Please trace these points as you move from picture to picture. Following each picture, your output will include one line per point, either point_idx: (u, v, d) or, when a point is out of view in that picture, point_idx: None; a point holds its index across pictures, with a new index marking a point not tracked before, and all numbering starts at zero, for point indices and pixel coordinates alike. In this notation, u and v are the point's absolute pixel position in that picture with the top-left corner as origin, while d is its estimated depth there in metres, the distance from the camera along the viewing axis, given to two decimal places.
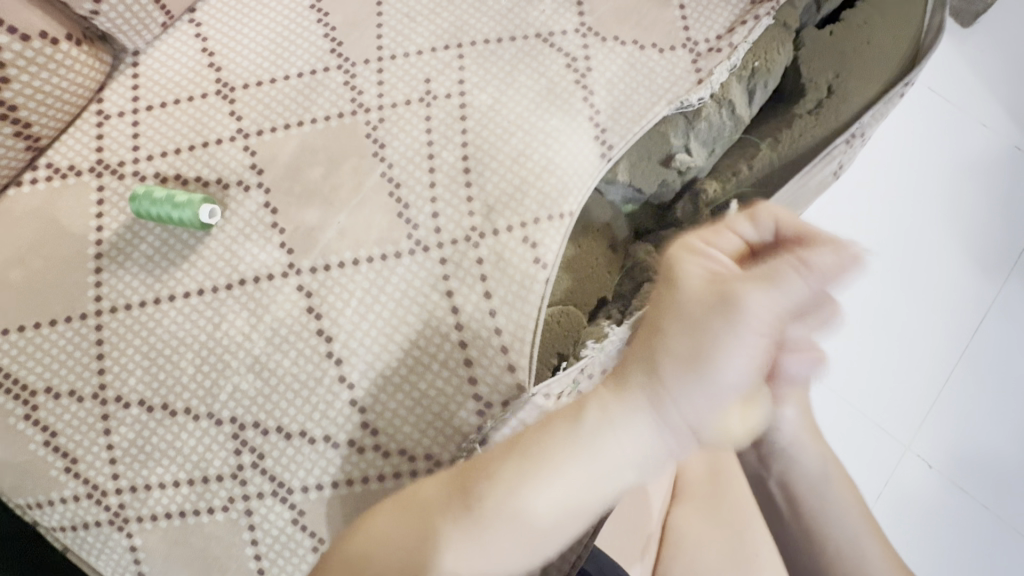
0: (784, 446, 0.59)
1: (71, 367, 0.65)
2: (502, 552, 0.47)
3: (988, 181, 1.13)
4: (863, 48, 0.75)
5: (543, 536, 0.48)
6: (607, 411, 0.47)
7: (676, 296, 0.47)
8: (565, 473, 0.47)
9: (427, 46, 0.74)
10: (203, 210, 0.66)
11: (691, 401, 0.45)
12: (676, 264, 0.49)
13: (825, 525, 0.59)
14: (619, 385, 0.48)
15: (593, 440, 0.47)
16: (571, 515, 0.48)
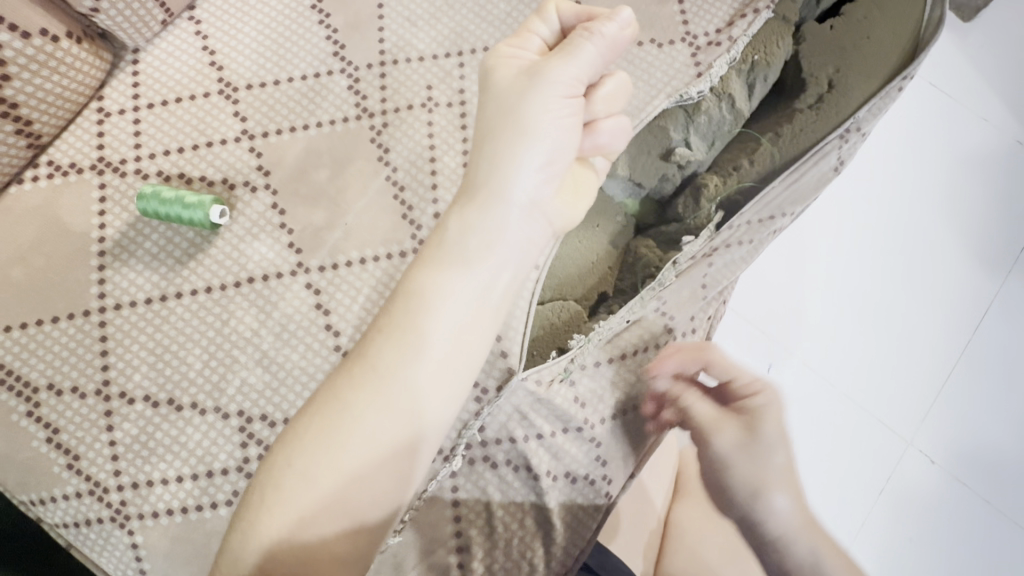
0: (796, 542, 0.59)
1: (73, 364, 0.65)
2: (424, 389, 0.51)
3: (989, 177, 1.13)
4: (862, 43, 0.74)
5: (443, 378, 0.52)
6: (471, 223, 0.54)
7: (499, 103, 0.53)
8: (457, 287, 0.52)
9: (429, 53, 0.74)
10: (214, 211, 0.66)
11: (529, 175, 0.53)
12: (495, 73, 0.54)
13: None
14: (460, 209, 0.54)
15: (463, 242, 0.54)
16: (484, 319, 0.53)
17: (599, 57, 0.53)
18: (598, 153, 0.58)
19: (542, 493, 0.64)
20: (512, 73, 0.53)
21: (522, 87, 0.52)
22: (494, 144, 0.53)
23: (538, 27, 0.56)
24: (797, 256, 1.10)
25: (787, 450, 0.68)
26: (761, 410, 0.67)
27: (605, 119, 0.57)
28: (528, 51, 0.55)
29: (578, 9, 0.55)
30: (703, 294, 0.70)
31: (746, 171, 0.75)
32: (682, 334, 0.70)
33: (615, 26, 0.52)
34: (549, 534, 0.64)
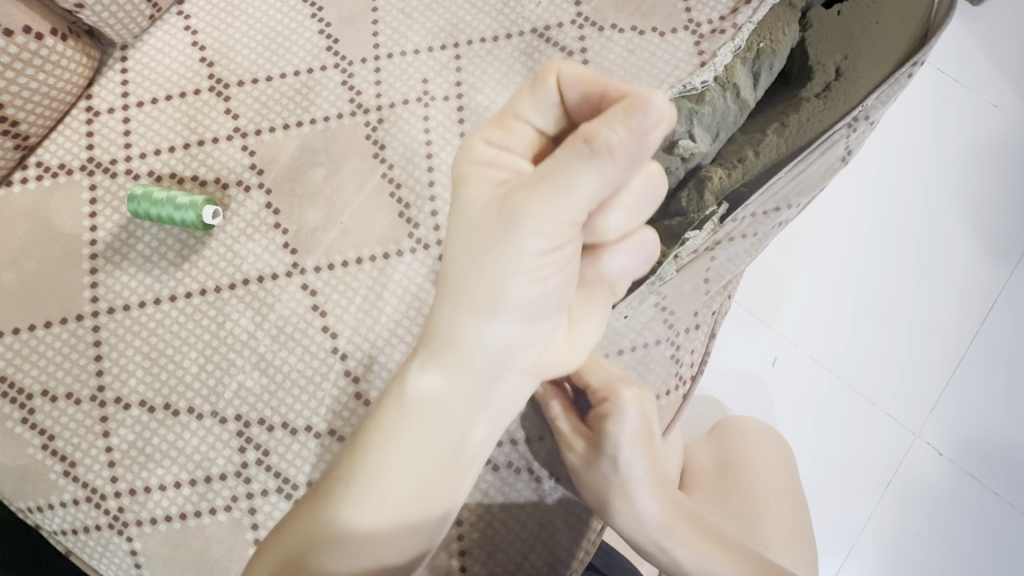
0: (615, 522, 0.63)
1: (68, 369, 0.64)
2: (387, 540, 0.48)
3: (999, 163, 1.11)
4: (872, 28, 0.72)
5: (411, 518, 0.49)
6: (440, 375, 0.47)
7: (467, 242, 0.42)
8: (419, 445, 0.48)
9: (424, 46, 0.72)
10: (207, 212, 0.64)
11: (503, 330, 0.44)
12: (466, 193, 0.41)
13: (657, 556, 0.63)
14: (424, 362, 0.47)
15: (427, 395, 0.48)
16: (454, 463, 0.50)
17: (604, 185, 0.37)
18: (608, 279, 0.48)
19: (545, 494, 0.65)
20: (491, 195, 0.40)
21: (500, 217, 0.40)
22: (460, 291, 0.43)
23: (532, 99, 0.41)
24: (804, 247, 1.08)
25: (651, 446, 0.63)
26: (605, 421, 0.62)
27: (617, 243, 0.45)
28: (520, 155, 0.41)
29: (585, 86, 0.40)
30: (705, 288, 0.70)
31: (752, 164, 0.72)
32: (683, 330, 0.69)
33: (632, 138, 0.35)
34: (553, 535, 0.64)
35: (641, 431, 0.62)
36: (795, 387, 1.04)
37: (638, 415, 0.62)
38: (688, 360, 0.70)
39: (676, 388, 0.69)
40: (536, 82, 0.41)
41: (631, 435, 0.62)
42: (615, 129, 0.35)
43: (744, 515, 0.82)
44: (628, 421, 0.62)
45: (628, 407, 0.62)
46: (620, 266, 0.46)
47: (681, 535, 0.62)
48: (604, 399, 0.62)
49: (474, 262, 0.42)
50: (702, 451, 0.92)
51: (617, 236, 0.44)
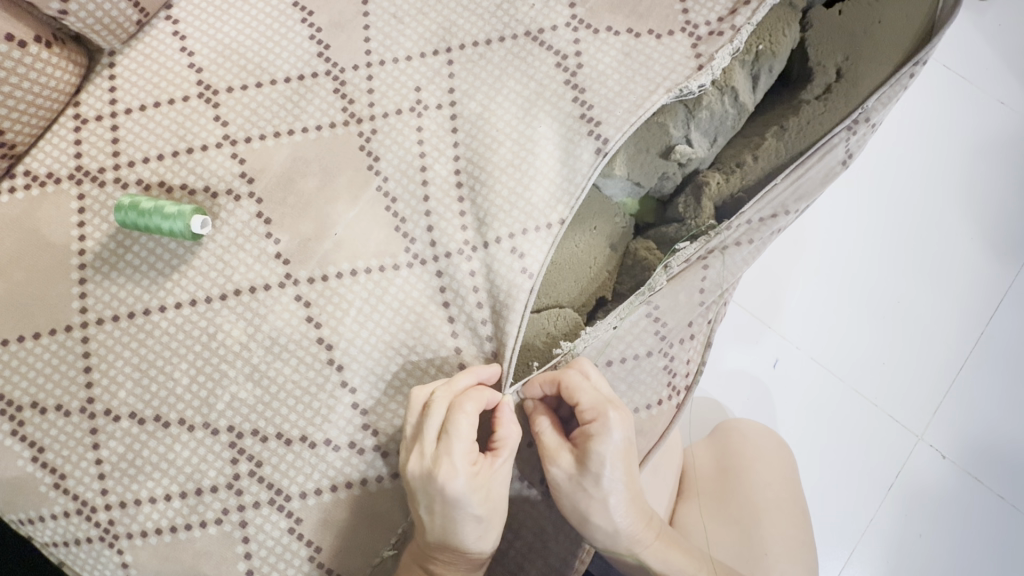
0: (602, 535, 0.61)
1: (56, 381, 0.63)
2: (450, 526, 0.57)
3: (1006, 164, 1.09)
4: (875, 28, 0.70)
5: (450, 513, 0.56)
6: (433, 526, 0.58)
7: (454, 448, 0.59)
8: (441, 507, 0.57)
9: (417, 52, 0.71)
10: (196, 221, 0.63)
11: (451, 503, 0.56)
12: (536, 412, 0.64)
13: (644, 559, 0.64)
14: (433, 531, 0.58)
15: (445, 537, 0.57)
16: (447, 490, 0.55)
17: (599, 442, 0.59)
18: (591, 497, 0.60)
19: (538, 504, 0.65)
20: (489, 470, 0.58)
21: (484, 480, 0.57)
22: (461, 503, 0.56)
23: (503, 424, 0.60)
24: (806, 248, 1.06)
25: (629, 463, 0.60)
26: (590, 442, 0.59)
27: (612, 467, 0.59)
28: (510, 430, 0.60)
29: (602, 413, 0.59)
30: (701, 299, 0.68)
31: (751, 168, 0.71)
32: (676, 340, 0.68)
33: (616, 445, 0.59)
34: (546, 545, 0.64)
35: (625, 450, 0.59)
36: (796, 390, 1.03)
37: (623, 436, 0.59)
38: (682, 371, 0.69)
39: (669, 398, 0.68)
40: (452, 399, 0.59)
41: (617, 455, 0.59)
42: (611, 409, 0.59)
43: (743, 522, 0.81)
44: (613, 442, 0.59)
45: (613, 428, 0.58)
46: (587, 473, 0.59)
47: (624, 516, 0.61)
48: (591, 418, 0.59)
49: (445, 503, 0.56)
50: (702, 455, 0.91)
51: (610, 490, 0.59)
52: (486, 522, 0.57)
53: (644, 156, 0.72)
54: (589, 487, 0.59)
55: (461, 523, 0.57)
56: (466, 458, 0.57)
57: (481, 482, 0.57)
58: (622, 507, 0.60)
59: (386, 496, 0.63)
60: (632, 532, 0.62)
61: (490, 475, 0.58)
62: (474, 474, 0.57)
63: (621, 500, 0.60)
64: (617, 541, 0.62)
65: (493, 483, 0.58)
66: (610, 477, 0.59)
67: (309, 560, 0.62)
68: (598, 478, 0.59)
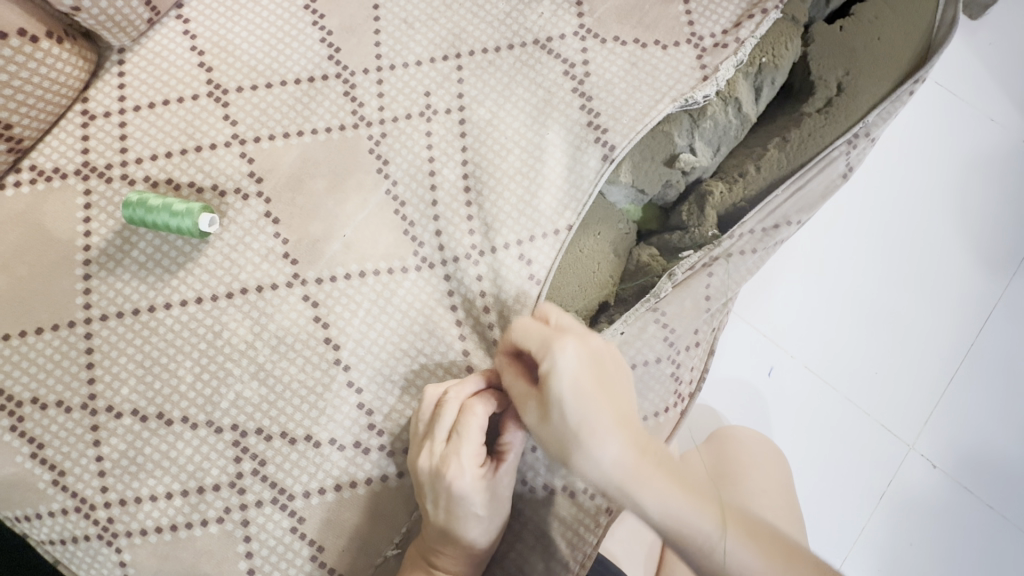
0: (591, 476, 0.52)
1: (58, 377, 0.63)
2: (454, 524, 0.58)
3: (996, 180, 1.11)
4: (874, 45, 0.72)
5: (456, 511, 0.57)
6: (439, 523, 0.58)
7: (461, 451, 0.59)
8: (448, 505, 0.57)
9: (427, 57, 0.72)
10: (203, 219, 0.63)
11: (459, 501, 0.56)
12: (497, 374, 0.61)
13: (642, 504, 0.50)
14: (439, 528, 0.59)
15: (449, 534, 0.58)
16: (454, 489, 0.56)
17: (554, 374, 0.53)
18: (563, 436, 0.53)
19: (542, 507, 0.65)
20: (491, 469, 0.58)
21: (489, 483, 0.57)
22: (464, 502, 0.56)
23: (509, 429, 0.60)
24: (805, 260, 1.08)
25: (599, 393, 0.53)
26: (546, 379, 0.54)
27: (572, 396, 0.52)
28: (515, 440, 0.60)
29: (548, 344, 0.55)
30: (706, 306, 0.69)
31: (753, 178, 0.72)
32: (683, 347, 0.68)
33: (570, 369, 0.53)
34: (549, 549, 0.64)
35: (584, 370, 0.53)
36: (792, 398, 1.04)
37: (579, 360, 0.54)
38: (687, 378, 0.69)
39: (674, 405, 0.68)
40: (463, 400, 0.59)
41: (576, 380, 0.53)
42: (562, 337, 0.55)
43: None
44: (568, 369, 0.53)
45: (565, 351, 0.54)
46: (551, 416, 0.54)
47: (615, 442, 0.51)
48: (541, 355, 0.55)
49: (450, 500, 0.57)
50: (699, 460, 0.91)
51: (580, 427, 0.52)
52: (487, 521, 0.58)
53: (649, 164, 0.73)
54: (558, 433, 0.53)
55: (463, 520, 0.57)
56: (474, 460, 0.57)
57: (486, 484, 0.57)
58: (614, 440, 0.51)
59: (390, 496, 0.63)
60: (623, 471, 0.51)
61: (496, 477, 0.58)
62: (481, 476, 0.57)
63: (613, 433, 0.51)
64: (610, 480, 0.51)
65: (499, 485, 0.58)
66: (576, 395, 0.52)
67: (310, 560, 0.62)
68: (558, 410, 0.53)
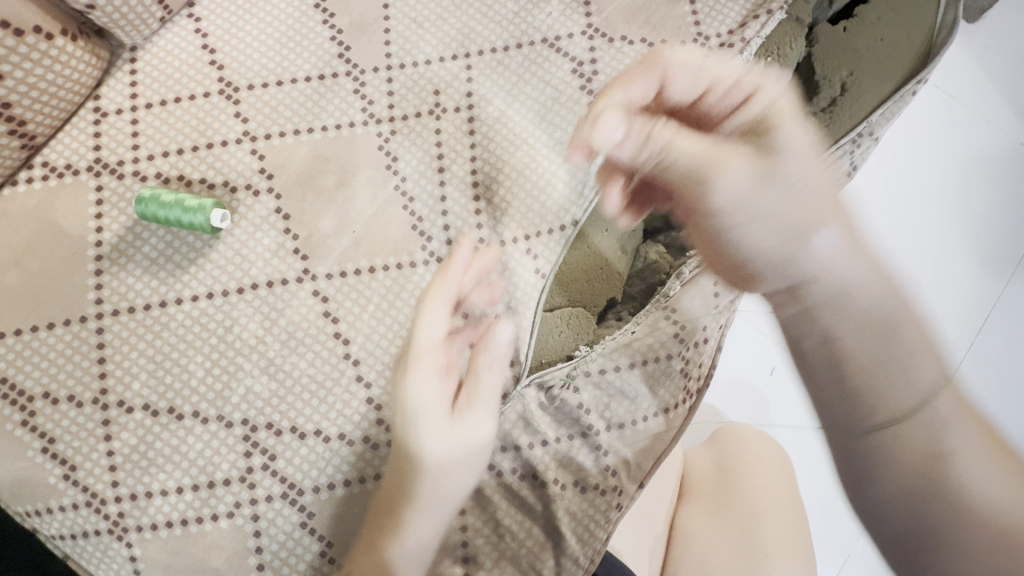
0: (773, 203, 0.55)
1: (69, 372, 0.63)
2: (399, 492, 0.56)
3: (997, 181, 1.10)
4: (876, 46, 0.73)
5: (405, 476, 0.56)
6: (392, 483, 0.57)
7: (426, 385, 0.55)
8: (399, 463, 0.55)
9: (436, 56, 0.72)
10: (215, 215, 0.64)
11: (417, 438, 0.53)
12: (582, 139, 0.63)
13: (846, 280, 0.53)
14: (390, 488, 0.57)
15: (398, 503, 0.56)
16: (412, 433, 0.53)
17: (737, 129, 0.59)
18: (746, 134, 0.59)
19: (551, 501, 0.65)
20: (447, 410, 0.53)
21: (455, 416, 0.53)
22: (415, 436, 0.53)
23: (495, 331, 0.54)
24: None
25: (808, 159, 0.58)
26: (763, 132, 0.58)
27: (756, 110, 0.60)
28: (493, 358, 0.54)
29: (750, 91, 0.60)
30: (715, 302, 0.69)
31: None
32: (693, 344, 0.70)
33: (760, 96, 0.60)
34: (559, 544, 0.64)
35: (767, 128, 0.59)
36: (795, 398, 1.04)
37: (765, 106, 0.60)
38: (696, 373, 0.70)
39: (684, 401, 0.69)
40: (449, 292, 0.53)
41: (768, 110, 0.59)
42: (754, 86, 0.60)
43: (743, 521, 0.81)
44: (766, 104, 0.60)
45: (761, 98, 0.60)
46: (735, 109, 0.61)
47: (834, 230, 0.55)
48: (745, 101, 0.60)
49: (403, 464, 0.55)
50: (703, 459, 0.93)
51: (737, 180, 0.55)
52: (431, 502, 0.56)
53: None
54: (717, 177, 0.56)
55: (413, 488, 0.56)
56: (441, 376, 0.53)
57: (445, 416, 0.53)
58: (830, 224, 0.55)
59: None
60: (847, 253, 0.54)
61: (455, 418, 0.53)
62: (444, 390, 0.53)
63: (830, 218, 0.56)
64: (834, 266, 0.54)
65: (454, 428, 0.53)
66: (805, 186, 0.57)
67: (320, 555, 0.63)
68: (771, 145, 0.57)
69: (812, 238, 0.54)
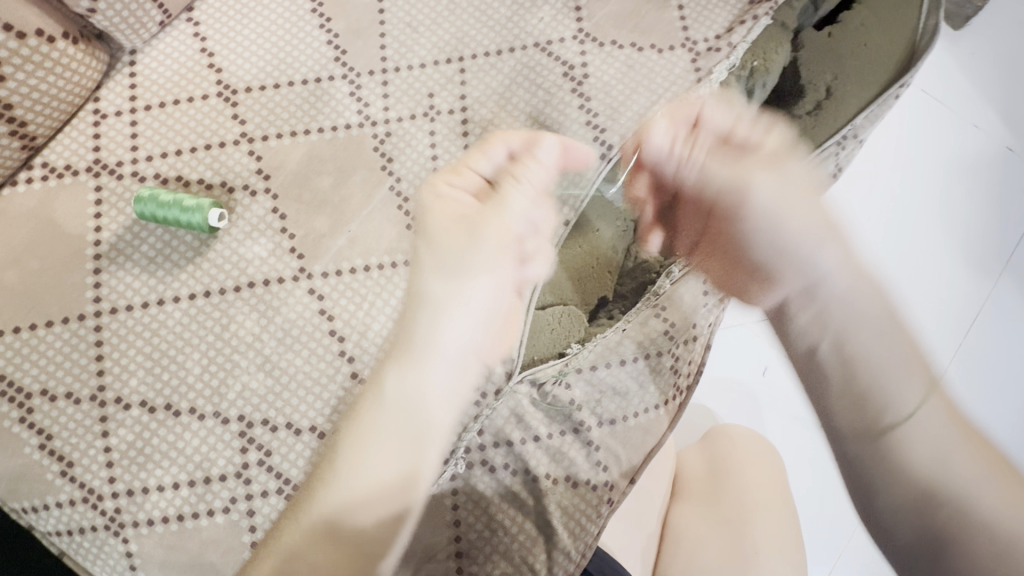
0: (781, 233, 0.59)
1: (67, 369, 0.64)
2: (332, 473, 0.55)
3: (984, 183, 1.12)
4: (860, 51, 0.75)
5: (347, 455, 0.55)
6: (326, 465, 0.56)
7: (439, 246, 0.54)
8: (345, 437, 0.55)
9: (430, 59, 0.74)
10: (213, 215, 0.65)
11: (424, 355, 0.55)
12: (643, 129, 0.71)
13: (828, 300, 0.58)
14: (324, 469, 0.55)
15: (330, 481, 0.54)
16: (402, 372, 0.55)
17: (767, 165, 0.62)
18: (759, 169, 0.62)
19: (543, 495, 0.66)
20: (459, 231, 0.53)
21: (463, 230, 0.53)
22: (434, 295, 0.54)
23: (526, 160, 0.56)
24: None
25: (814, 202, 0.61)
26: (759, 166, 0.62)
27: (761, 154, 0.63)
28: (526, 187, 0.56)
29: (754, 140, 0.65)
30: (705, 300, 0.70)
31: None
32: (682, 341, 0.70)
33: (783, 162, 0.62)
34: (551, 539, 0.65)
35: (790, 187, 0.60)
36: (786, 396, 1.06)
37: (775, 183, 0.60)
38: (686, 370, 0.70)
39: (674, 398, 0.69)
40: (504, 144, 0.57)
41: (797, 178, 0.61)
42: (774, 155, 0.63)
43: (731, 518, 0.83)
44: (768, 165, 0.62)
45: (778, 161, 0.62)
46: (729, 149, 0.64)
47: (831, 247, 0.59)
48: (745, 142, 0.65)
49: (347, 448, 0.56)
50: (694, 460, 0.94)
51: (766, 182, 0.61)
52: (435, 417, 0.55)
53: None
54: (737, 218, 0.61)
55: (391, 434, 0.54)
56: (472, 194, 0.55)
57: (455, 223, 0.53)
58: (827, 243, 0.59)
59: None
60: (848, 275, 0.58)
61: (464, 238, 0.53)
62: (466, 211, 0.54)
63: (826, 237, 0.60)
64: (829, 289, 0.58)
65: (451, 310, 0.54)
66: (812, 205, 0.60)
67: None
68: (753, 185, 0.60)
69: (814, 250, 0.59)
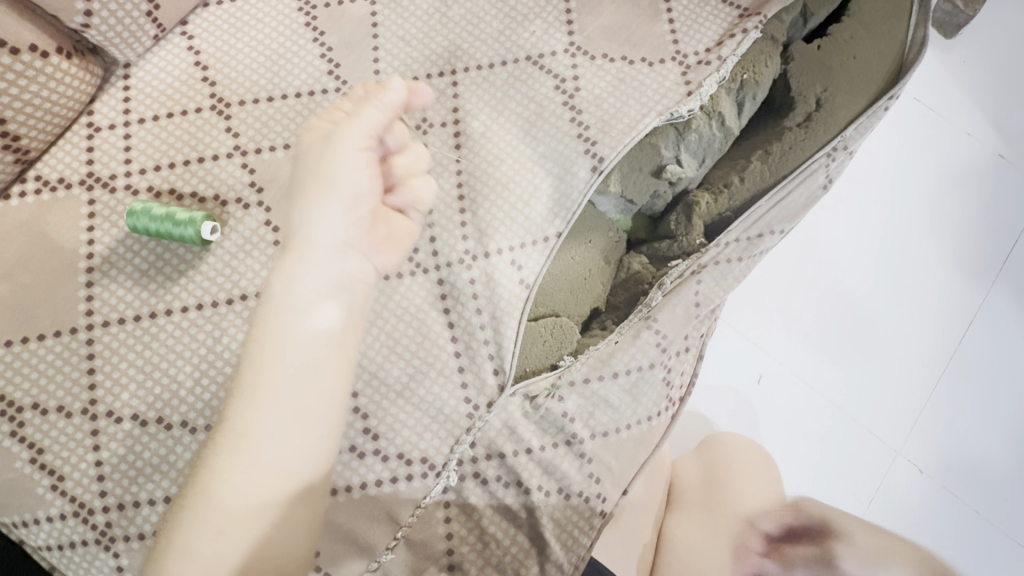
0: None
1: (59, 383, 0.64)
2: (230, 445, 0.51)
3: (974, 191, 1.13)
4: (849, 64, 0.76)
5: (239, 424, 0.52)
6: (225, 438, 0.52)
7: (311, 167, 0.52)
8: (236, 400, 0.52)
9: (423, 73, 0.75)
10: (206, 228, 0.65)
11: (307, 288, 0.52)
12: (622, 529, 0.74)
13: None
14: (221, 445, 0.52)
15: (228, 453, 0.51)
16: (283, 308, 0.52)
17: None
18: None
19: (535, 506, 0.66)
20: (321, 150, 0.52)
21: (325, 147, 0.52)
22: (300, 230, 0.52)
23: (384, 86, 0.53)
24: (792, 268, 1.08)
25: None
26: None
27: None
28: (380, 108, 0.52)
29: None
30: (696, 312, 0.72)
31: (738, 189, 0.75)
32: (675, 352, 0.71)
33: None
34: (543, 551, 0.65)
35: None
36: (782, 403, 1.03)
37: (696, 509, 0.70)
38: (678, 382, 0.72)
39: (666, 409, 0.71)
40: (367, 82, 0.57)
41: None
42: None
43: None
44: None
45: None
46: None
47: None
48: None
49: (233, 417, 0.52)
50: (690, 468, 0.96)
51: None
52: (332, 352, 0.53)
53: (638, 174, 0.76)
54: None
55: (282, 372, 0.51)
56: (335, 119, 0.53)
57: (317, 143, 0.52)
58: None
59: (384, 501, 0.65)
60: None
61: (329, 155, 0.51)
62: (328, 131, 0.52)
63: None
64: None
65: (329, 224, 0.52)
66: None
67: None
68: None
69: None
